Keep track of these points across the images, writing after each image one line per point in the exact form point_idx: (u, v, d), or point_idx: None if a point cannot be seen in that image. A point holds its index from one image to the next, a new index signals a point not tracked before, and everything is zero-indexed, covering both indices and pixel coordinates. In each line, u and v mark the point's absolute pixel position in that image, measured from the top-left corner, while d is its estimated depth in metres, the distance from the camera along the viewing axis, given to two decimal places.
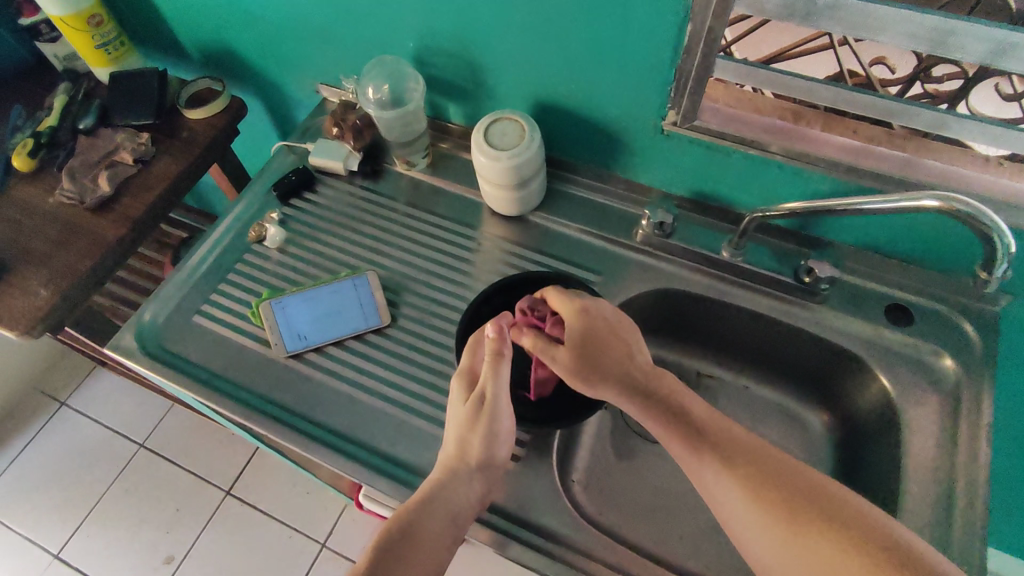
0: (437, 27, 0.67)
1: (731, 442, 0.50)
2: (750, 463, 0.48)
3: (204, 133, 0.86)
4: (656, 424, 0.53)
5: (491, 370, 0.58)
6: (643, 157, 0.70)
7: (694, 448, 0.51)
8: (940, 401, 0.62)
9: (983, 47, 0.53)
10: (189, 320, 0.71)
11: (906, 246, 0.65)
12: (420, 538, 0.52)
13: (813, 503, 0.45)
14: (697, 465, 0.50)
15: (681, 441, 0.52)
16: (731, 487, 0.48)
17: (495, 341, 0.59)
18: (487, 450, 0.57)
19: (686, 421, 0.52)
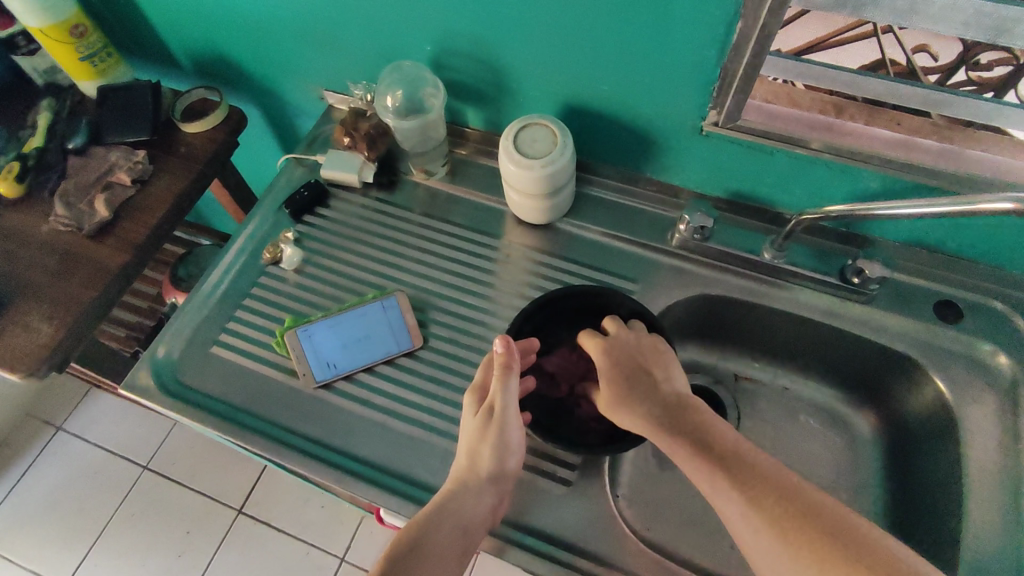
0: (459, 29, 0.63)
1: (760, 477, 0.47)
2: (777, 496, 0.45)
3: (204, 148, 0.81)
4: (678, 449, 0.51)
5: (500, 383, 0.57)
6: (677, 158, 0.67)
7: (717, 475, 0.48)
8: (996, 399, 0.60)
9: None
10: (206, 352, 0.67)
11: (957, 243, 0.63)
12: (428, 550, 0.50)
13: (844, 544, 0.41)
14: (719, 493, 0.47)
15: (705, 467, 0.49)
16: (755, 521, 0.45)
17: (504, 356, 0.57)
18: (496, 462, 0.56)
19: (710, 449, 0.49)
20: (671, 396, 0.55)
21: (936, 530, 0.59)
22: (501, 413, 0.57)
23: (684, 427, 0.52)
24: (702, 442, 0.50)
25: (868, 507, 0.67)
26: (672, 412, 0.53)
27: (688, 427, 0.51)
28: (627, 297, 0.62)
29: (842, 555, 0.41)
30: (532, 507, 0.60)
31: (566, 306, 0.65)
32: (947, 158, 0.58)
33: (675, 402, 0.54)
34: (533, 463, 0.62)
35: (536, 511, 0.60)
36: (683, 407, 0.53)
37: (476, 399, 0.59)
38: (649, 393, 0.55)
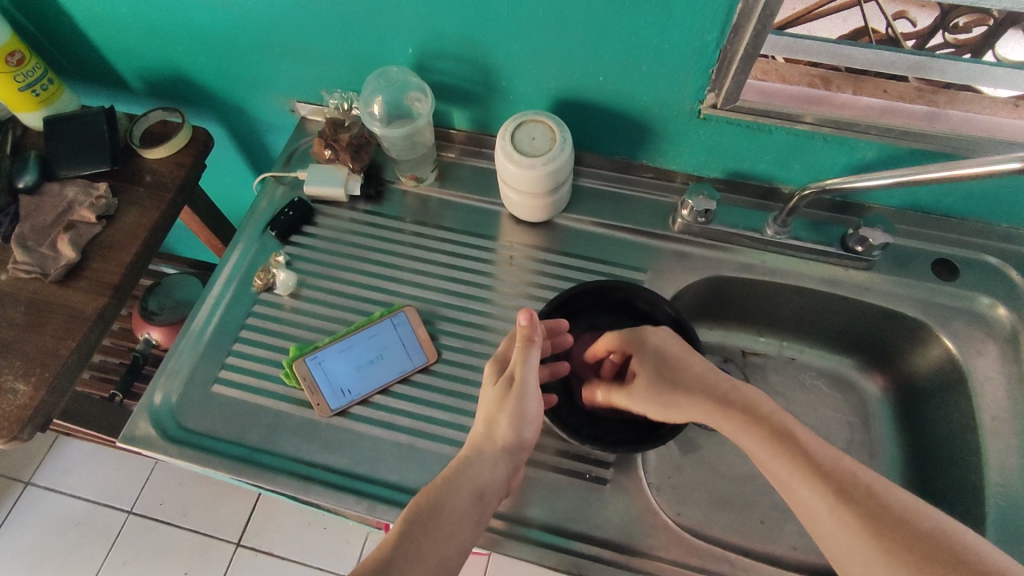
0: (444, 30, 0.61)
1: (846, 472, 0.43)
2: (858, 494, 0.42)
3: (171, 175, 0.76)
4: (746, 437, 0.47)
5: (521, 355, 0.56)
6: (674, 142, 0.67)
7: (794, 466, 0.44)
8: (1000, 347, 0.62)
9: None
10: (207, 393, 0.63)
11: (950, 203, 0.64)
12: (445, 512, 0.49)
13: (933, 547, 0.39)
14: (795, 486, 0.44)
15: (781, 458, 0.45)
16: (843, 517, 0.41)
17: (528, 328, 0.56)
18: (513, 432, 0.54)
19: (788, 439, 0.45)
20: (731, 383, 0.50)
21: (958, 481, 0.60)
22: (520, 384, 0.56)
23: (753, 414, 0.48)
24: (777, 432, 0.46)
25: (888, 465, 0.69)
26: (734, 397, 0.49)
27: (759, 415, 0.47)
28: (642, 289, 0.62)
29: (930, 555, 0.38)
30: (573, 511, 0.59)
31: (585, 302, 0.64)
32: (939, 121, 0.59)
33: (736, 389, 0.50)
34: (567, 465, 0.61)
35: (576, 515, 0.58)
36: (744, 395, 0.49)
37: (497, 367, 0.59)
38: (704, 378, 0.51)
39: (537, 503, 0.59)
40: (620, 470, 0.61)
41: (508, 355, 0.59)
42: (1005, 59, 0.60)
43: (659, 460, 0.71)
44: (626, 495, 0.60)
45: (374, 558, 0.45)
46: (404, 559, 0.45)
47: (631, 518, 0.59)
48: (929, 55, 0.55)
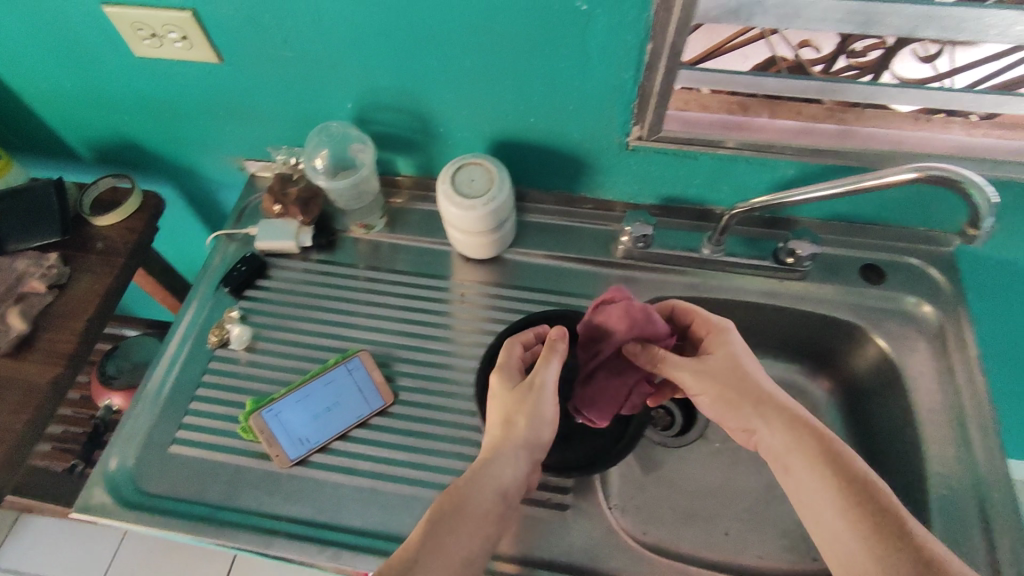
0: (379, 83, 0.64)
1: (866, 486, 0.48)
2: (920, 557, 0.44)
3: (123, 240, 0.77)
4: (782, 438, 0.52)
5: (543, 359, 0.56)
6: (608, 174, 0.70)
7: (821, 468, 0.49)
8: (929, 343, 0.66)
9: (901, 22, 0.56)
10: (165, 453, 0.62)
11: (871, 211, 0.68)
12: (469, 512, 0.50)
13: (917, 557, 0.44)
14: (814, 483, 0.49)
15: (858, 510, 0.46)
16: (853, 519, 0.47)
17: (557, 336, 0.57)
18: (533, 434, 0.54)
19: (821, 446, 0.50)
20: (816, 427, 0.52)
21: (903, 476, 0.63)
22: (539, 389, 0.55)
23: (838, 460, 0.49)
24: (861, 488, 0.47)
25: None
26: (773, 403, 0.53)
27: (841, 460, 0.49)
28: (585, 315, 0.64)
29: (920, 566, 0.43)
30: (537, 540, 0.59)
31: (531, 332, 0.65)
32: (847, 137, 0.64)
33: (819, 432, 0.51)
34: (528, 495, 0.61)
35: (541, 544, 0.59)
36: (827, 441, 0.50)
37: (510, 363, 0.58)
38: (784, 409, 0.53)
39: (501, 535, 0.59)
40: (580, 495, 0.62)
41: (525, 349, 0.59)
42: (904, 78, 0.67)
43: (623, 481, 0.72)
44: (588, 519, 0.60)
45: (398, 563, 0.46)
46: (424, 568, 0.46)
47: (594, 541, 0.59)
48: (831, 79, 0.59)
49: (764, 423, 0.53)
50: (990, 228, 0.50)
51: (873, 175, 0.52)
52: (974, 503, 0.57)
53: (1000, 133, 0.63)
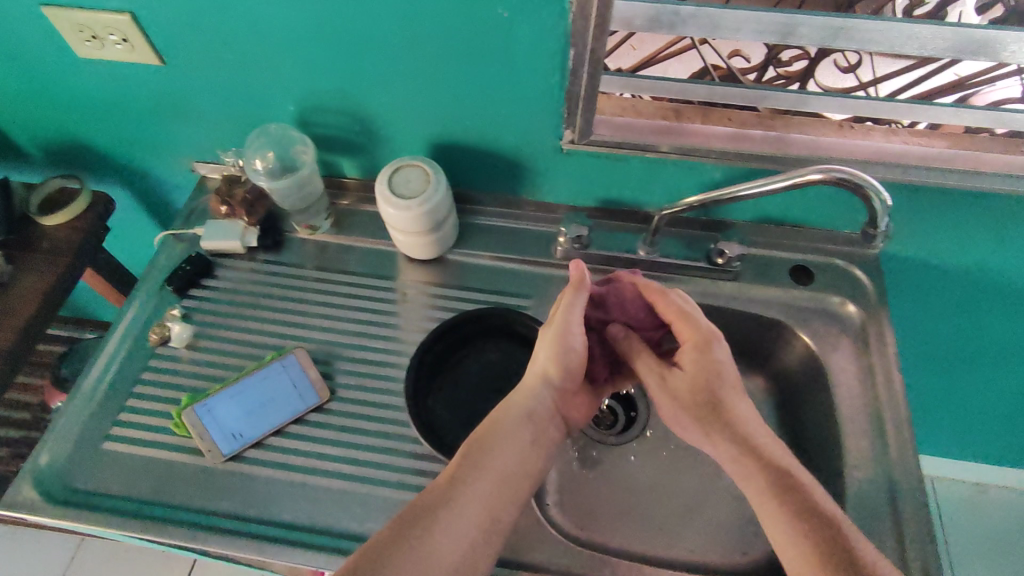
0: (319, 86, 0.65)
1: (835, 534, 0.46)
2: None
3: (68, 239, 0.78)
4: (752, 476, 0.51)
5: (570, 295, 0.58)
6: (546, 177, 0.72)
7: (786, 508, 0.49)
8: (852, 342, 0.69)
9: (820, 33, 0.58)
10: (98, 450, 0.63)
11: (799, 213, 0.71)
12: (498, 437, 0.54)
13: None
14: (775, 522, 0.49)
15: (804, 542, 0.47)
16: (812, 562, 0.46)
17: (580, 271, 0.59)
18: (559, 365, 0.57)
19: (791, 486, 0.49)
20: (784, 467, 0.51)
21: (825, 470, 0.65)
22: (560, 322, 0.58)
23: (789, 491, 0.49)
24: (826, 532, 0.47)
25: None
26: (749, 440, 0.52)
27: (807, 502, 0.48)
28: (515, 313, 0.65)
29: None
30: None
31: (466, 330, 0.67)
32: (772, 143, 0.66)
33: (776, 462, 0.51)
34: None
35: None
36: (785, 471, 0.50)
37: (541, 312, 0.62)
38: (742, 435, 0.53)
39: None
40: None
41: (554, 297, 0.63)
42: (828, 88, 0.70)
43: (561, 478, 0.73)
44: None
45: (443, 483, 0.51)
46: (467, 483, 0.51)
47: None
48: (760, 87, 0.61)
49: (736, 458, 0.52)
50: (886, 224, 0.53)
51: (780, 176, 0.54)
52: (886, 497, 0.60)
53: (924, 141, 0.65)
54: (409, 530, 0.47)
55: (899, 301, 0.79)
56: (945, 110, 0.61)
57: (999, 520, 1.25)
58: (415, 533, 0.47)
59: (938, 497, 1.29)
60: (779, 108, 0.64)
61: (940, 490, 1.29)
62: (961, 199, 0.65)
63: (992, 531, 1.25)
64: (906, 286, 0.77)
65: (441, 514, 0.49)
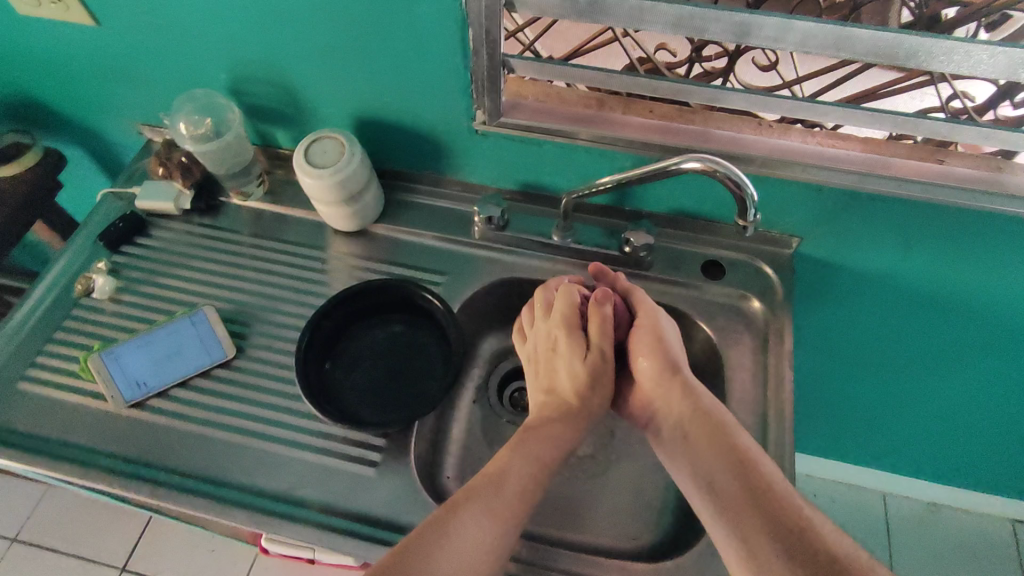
0: (244, 54, 0.67)
1: (768, 480, 0.50)
2: (806, 538, 0.45)
3: (14, 191, 0.84)
4: (700, 439, 0.55)
5: (599, 329, 0.64)
6: (467, 158, 0.73)
7: (728, 461, 0.52)
8: (753, 339, 0.70)
9: (728, 29, 0.58)
10: (11, 388, 0.66)
11: (711, 208, 0.71)
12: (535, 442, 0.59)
13: (799, 537, 0.45)
14: (719, 475, 0.52)
15: (739, 488, 0.50)
16: (743, 504, 0.49)
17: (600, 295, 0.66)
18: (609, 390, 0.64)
19: (734, 443, 0.53)
20: (732, 429, 0.55)
21: None
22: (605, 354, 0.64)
23: (754, 483, 0.50)
24: (761, 482, 0.50)
25: None
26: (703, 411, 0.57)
27: (748, 457, 0.52)
28: (410, 283, 0.67)
29: (800, 548, 0.45)
30: (344, 493, 0.61)
31: (369, 299, 0.69)
32: (684, 135, 0.66)
33: (747, 456, 0.52)
34: (337, 448, 0.63)
35: (346, 495, 0.60)
36: (754, 463, 0.51)
37: (560, 312, 0.65)
38: (699, 406, 0.57)
39: (310, 484, 0.61)
40: (394, 456, 0.63)
41: (574, 295, 0.66)
42: (749, 86, 0.71)
43: (463, 457, 0.72)
44: (395, 477, 0.61)
45: (480, 482, 0.55)
46: (491, 487, 0.54)
47: (395, 499, 0.60)
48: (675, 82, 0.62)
49: (692, 427, 0.56)
50: (755, 217, 0.55)
51: (669, 159, 0.55)
52: None
53: (834, 143, 0.65)
54: (430, 537, 0.50)
55: (808, 303, 0.80)
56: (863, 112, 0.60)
57: (945, 538, 1.24)
58: (440, 539, 0.50)
59: (887, 510, 1.28)
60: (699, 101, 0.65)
61: (891, 502, 1.28)
62: (867, 202, 0.65)
63: (937, 548, 1.24)
64: (813, 288, 0.77)
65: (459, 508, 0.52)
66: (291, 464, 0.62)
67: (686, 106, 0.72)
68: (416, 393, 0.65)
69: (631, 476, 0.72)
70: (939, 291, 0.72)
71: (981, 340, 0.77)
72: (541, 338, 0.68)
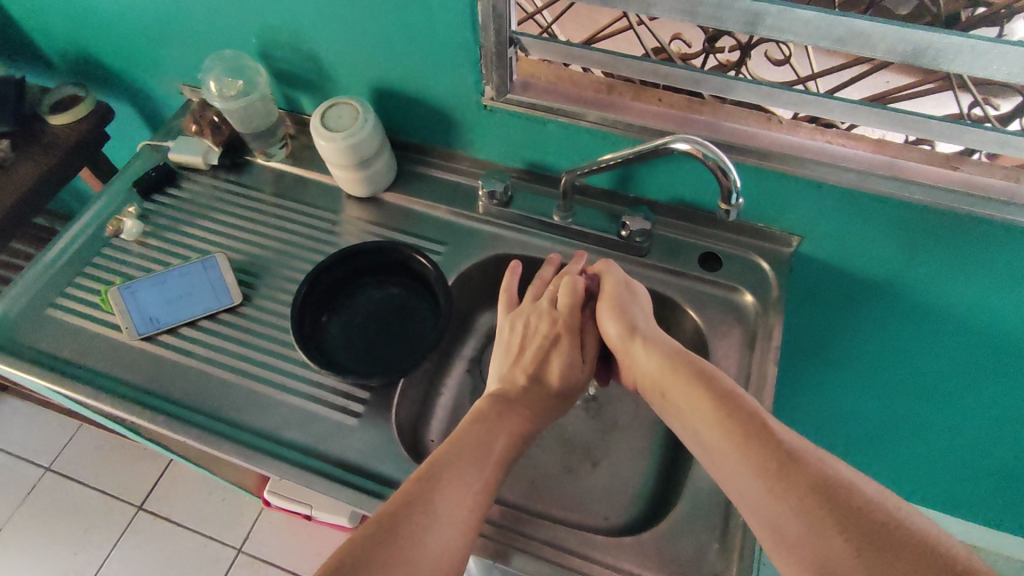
0: (272, 21, 0.71)
1: (756, 420, 0.47)
2: (803, 472, 0.43)
3: (67, 138, 0.89)
4: (682, 387, 0.53)
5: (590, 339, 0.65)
6: (477, 133, 0.76)
7: (712, 406, 0.50)
8: (743, 333, 0.70)
9: (740, 18, 0.56)
10: (43, 313, 0.73)
11: (711, 199, 0.72)
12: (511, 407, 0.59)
13: (794, 472, 0.43)
14: (705, 424, 0.50)
15: (723, 431, 0.48)
16: (734, 448, 0.47)
17: (571, 289, 0.66)
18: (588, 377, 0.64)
19: (717, 387, 0.51)
20: (711, 373, 0.53)
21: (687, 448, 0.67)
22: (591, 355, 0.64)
23: (740, 423, 0.48)
24: (751, 421, 0.48)
25: (653, 439, 0.74)
26: (682, 359, 0.55)
27: (732, 398, 0.50)
28: (404, 246, 0.71)
29: (800, 484, 0.43)
30: (326, 439, 0.64)
31: (370, 261, 0.73)
32: (689, 124, 0.66)
33: (732, 396, 0.50)
34: (327, 397, 0.66)
35: (327, 441, 0.64)
36: (737, 402, 0.49)
37: (571, 300, 0.66)
38: (677, 356, 0.56)
39: (295, 426, 0.65)
40: (377, 410, 0.66)
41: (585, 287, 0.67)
42: (761, 79, 0.71)
43: (447, 422, 0.75)
44: (375, 428, 0.64)
45: (462, 442, 0.55)
46: (465, 444, 0.54)
47: (372, 449, 0.63)
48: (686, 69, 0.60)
49: (674, 379, 0.54)
50: (738, 203, 0.56)
51: (652, 141, 0.58)
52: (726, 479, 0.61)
53: (843, 141, 0.64)
54: (409, 516, 0.47)
55: (811, 306, 0.79)
56: (879, 111, 0.57)
57: None
58: (423, 517, 0.47)
59: None
60: (710, 93, 0.62)
61: None
62: (870, 204, 0.64)
63: None
64: (813, 290, 0.76)
65: (445, 467, 0.51)
66: (281, 406, 0.66)
67: (699, 97, 0.71)
68: (404, 352, 0.70)
69: (609, 458, 0.73)
70: (948, 305, 0.70)
71: (989, 362, 0.74)
72: (538, 320, 0.66)
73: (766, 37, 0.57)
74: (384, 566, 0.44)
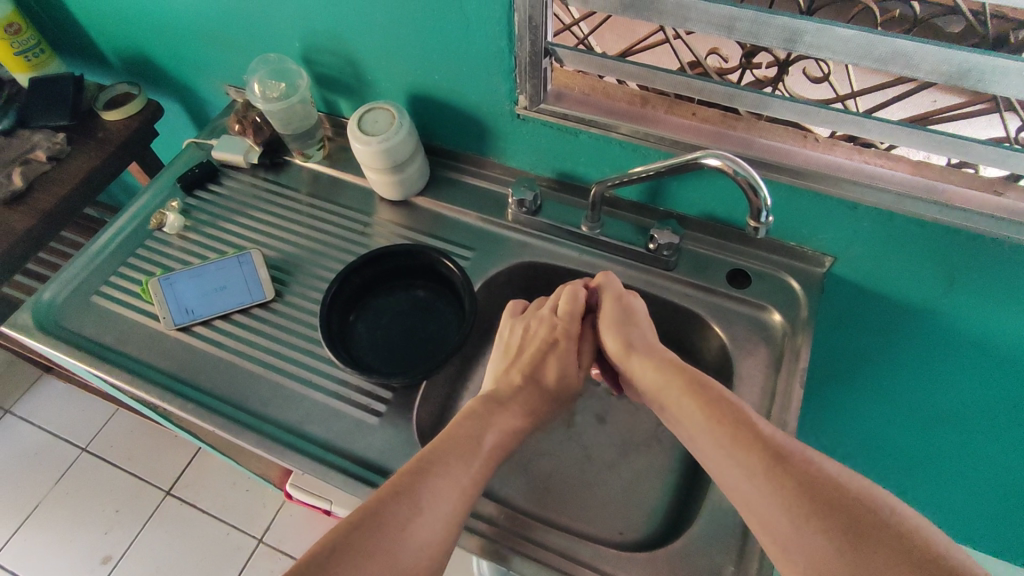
0: (315, 26, 0.74)
1: (756, 431, 0.48)
2: (799, 481, 0.44)
3: (118, 132, 0.93)
4: (683, 397, 0.53)
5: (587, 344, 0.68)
6: (509, 141, 0.77)
7: (710, 414, 0.51)
8: (768, 352, 0.69)
9: (777, 35, 0.55)
10: (87, 300, 0.76)
11: (740, 216, 0.71)
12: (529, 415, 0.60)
13: (793, 479, 0.44)
14: (702, 430, 0.50)
15: (721, 438, 0.49)
16: (733, 456, 0.47)
17: (572, 302, 0.66)
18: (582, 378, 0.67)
19: (714, 397, 0.52)
20: (708, 385, 0.53)
21: None
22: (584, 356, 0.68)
23: (739, 431, 0.48)
24: (748, 430, 0.48)
25: (671, 454, 0.74)
26: (684, 371, 0.56)
27: (729, 408, 0.50)
28: (428, 250, 0.72)
29: (799, 495, 0.43)
30: (347, 435, 0.65)
31: (400, 263, 0.75)
32: (722, 139, 0.65)
33: (727, 406, 0.51)
34: (350, 395, 0.68)
35: (347, 437, 0.65)
36: (735, 412, 0.50)
37: (570, 310, 0.66)
38: (675, 370, 0.56)
39: (318, 421, 0.66)
40: (397, 410, 0.67)
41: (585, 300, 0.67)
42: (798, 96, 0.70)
43: None
44: (395, 427, 0.65)
45: (479, 446, 0.55)
46: (481, 448, 0.55)
47: (391, 447, 0.64)
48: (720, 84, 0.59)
49: (677, 390, 0.54)
50: (767, 221, 0.55)
51: (684, 155, 0.57)
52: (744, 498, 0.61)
53: (881, 161, 0.62)
54: (412, 512, 0.47)
55: (842, 328, 0.77)
56: (918, 133, 0.55)
57: None
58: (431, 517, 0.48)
59: None
60: (745, 108, 0.61)
61: None
62: (908, 227, 0.62)
63: None
64: (843, 312, 0.75)
65: (459, 470, 0.52)
66: (304, 401, 0.67)
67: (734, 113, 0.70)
68: (427, 355, 0.71)
69: (627, 471, 0.73)
70: (988, 336, 0.68)
71: (1015, 395, 0.72)
72: (537, 326, 0.67)
73: (804, 54, 0.56)
74: (386, 558, 0.44)
